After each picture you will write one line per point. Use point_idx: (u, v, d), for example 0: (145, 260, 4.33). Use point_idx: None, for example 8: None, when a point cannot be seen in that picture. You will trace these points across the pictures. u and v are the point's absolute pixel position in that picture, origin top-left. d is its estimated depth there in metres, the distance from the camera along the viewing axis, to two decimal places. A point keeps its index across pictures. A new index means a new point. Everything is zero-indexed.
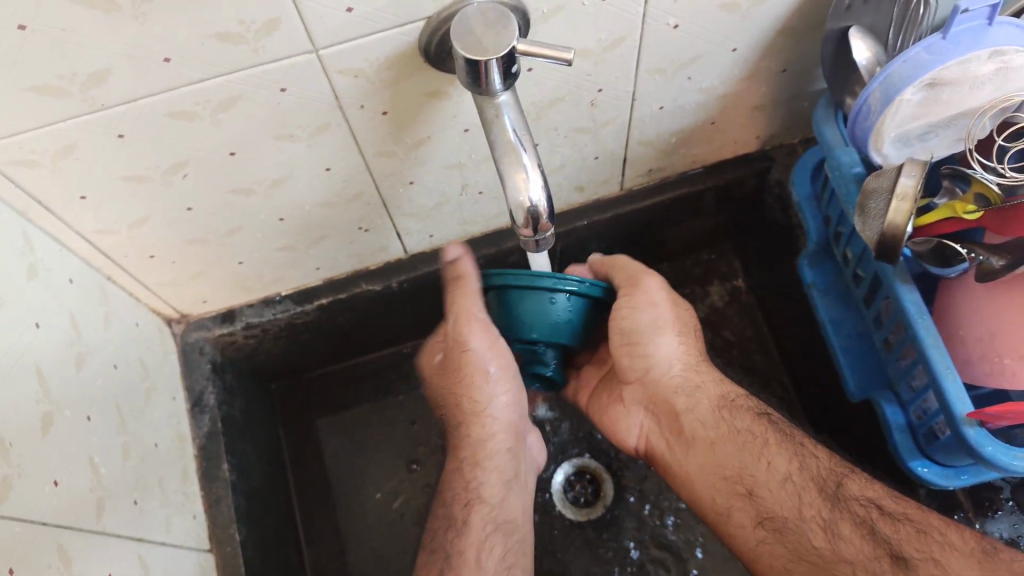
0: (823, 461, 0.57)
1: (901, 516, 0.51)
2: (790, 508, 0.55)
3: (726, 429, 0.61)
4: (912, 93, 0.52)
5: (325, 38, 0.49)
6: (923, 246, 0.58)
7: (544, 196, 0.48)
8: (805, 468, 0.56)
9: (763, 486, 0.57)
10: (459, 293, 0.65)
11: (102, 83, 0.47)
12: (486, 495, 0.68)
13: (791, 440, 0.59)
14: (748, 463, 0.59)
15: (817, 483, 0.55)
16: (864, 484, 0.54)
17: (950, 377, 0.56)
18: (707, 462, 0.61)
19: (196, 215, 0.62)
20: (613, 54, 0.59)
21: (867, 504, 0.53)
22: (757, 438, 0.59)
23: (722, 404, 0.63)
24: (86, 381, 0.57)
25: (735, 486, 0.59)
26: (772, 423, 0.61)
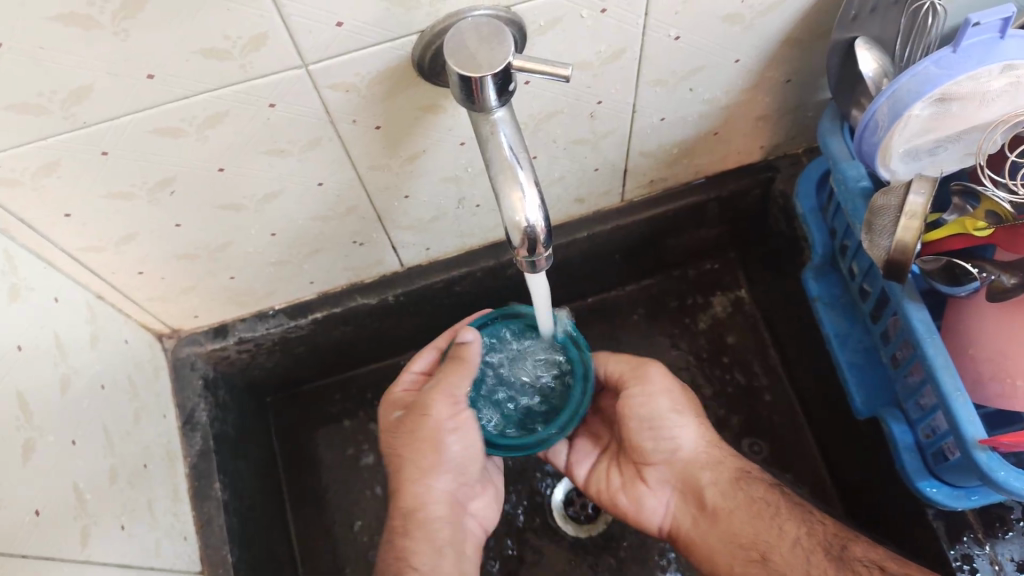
0: (832, 529, 0.60)
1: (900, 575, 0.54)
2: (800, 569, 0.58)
3: (741, 496, 0.63)
4: (921, 109, 0.51)
5: (314, 53, 0.47)
6: (932, 264, 0.57)
7: (541, 217, 0.47)
8: (809, 534, 0.59)
9: (773, 549, 0.60)
10: (451, 374, 0.61)
11: (82, 101, 0.46)
12: (416, 562, 0.61)
13: (803, 512, 0.62)
14: (757, 525, 0.61)
15: (827, 548, 0.58)
16: (869, 548, 0.57)
17: (961, 398, 0.54)
18: (731, 528, 0.62)
19: (185, 231, 0.60)
20: (612, 67, 0.57)
21: (870, 565, 0.55)
22: (773, 505, 0.62)
23: (741, 472, 0.65)
24: (71, 403, 0.56)
25: (750, 552, 0.61)
26: (785, 495, 0.63)
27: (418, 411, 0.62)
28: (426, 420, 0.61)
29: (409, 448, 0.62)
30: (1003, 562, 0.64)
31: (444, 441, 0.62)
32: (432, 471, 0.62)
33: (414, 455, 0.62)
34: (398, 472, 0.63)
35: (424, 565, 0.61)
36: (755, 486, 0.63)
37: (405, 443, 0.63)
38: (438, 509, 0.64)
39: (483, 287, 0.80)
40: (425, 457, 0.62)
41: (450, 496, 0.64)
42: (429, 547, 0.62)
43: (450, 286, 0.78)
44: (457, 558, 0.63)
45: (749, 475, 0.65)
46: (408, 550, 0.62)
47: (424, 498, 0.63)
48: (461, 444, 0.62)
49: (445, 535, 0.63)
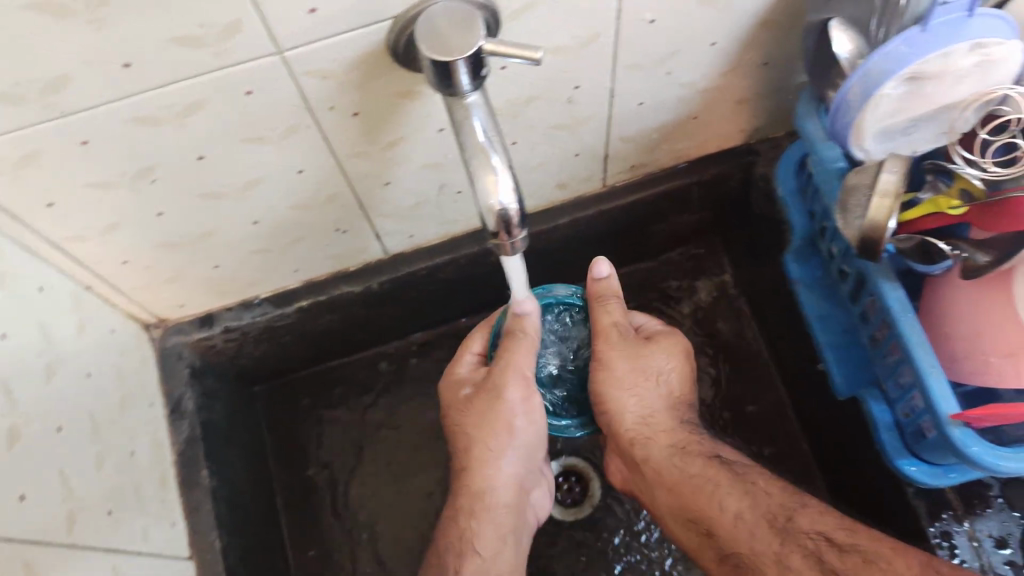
0: (784, 495, 0.59)
1: (851, 546, 0.53)
2: (745, 543, 0.58)
3: (688, 471, 0.64)
4: (892, 88, 0.51)
5: (289, 40, 0.48)
6: (907, 243, 0.58)
7: (515, 199, 0.47)
8: (757, 501, 0.59)
9: (718, 526, 0.60)
10: (519, 351, 0.62)
11: (60, 89, 0.46)
12: (478, 545, 0.66)
13: (761, 483, 0.61)
14: (705, 502, 0.62)
15: (774, 516, 0.58)
16: (817, 512, 0.57)
17: (935, 375, 0.55)
18: (670, 503, 0.65)
19: (168, 219, 0.61)
20: (588, 51, 0.57)
21: (817, 536, 0.55)
22: (732, 476, 0.62)
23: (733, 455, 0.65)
24: (58, 391, 0.57)
25: (698, 525, 0.62)
26: (742, 467, 0.63)
27: (489, 393, 0.64)
28: (499, 406, 0.64)
29: (476, 430, 0.65)
30: (982, 539, 0.64)
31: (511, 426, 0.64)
32: (502, 453, 0.65)
33: (488, 438, 0.65)
34: (469, 453, 0.66)
35: (485, 552, 0.66)
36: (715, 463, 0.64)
37: (476, 426, 0.65)
38: (505, 494, 0.67)
39: (468, 274, 0.80)
40: (492, 440, 0.65)
41: (515, 482, 0.68)
42: (492, 533, 0.67)
43: (435, 273, 0.78)
44: (516, 541, 0.68)
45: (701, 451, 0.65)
46: (471, 533, 0.66)
47: (493, 483, 0.67)
48: (526, 427, 0.65)
49: (509, 519, 0.68)
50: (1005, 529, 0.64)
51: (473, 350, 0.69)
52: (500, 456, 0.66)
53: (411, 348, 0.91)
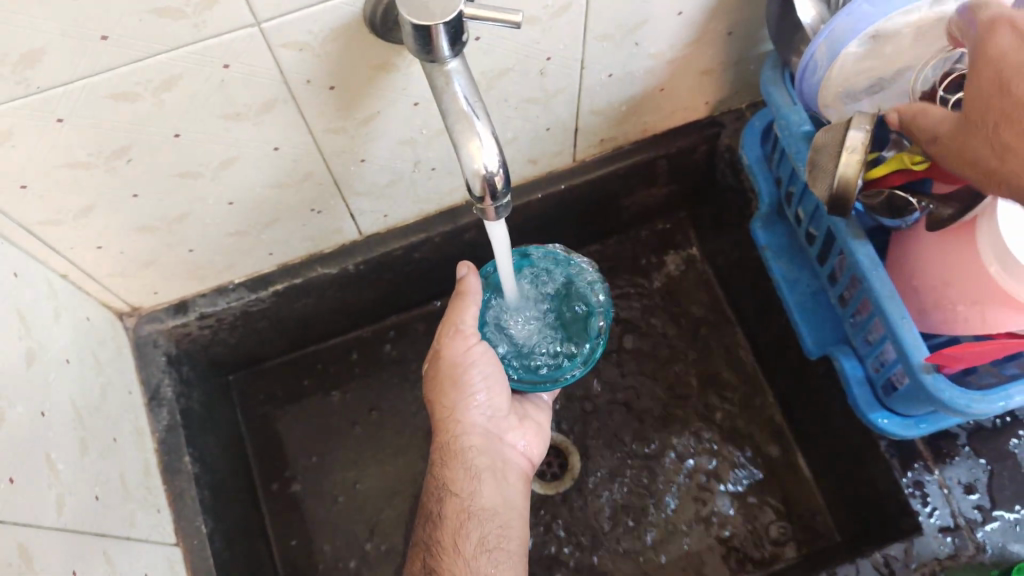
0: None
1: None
2: None
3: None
4: (857, 46, 0.53)
5: (267, 11, 0.48)
6: (876, 198, 0.59)
7: (498, 165, 0.48)
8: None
9: None
10: (458, 309, 0.65)
11: (36, 65, 0.46)
12: (458, 488, 0.63)
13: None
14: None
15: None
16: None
17: (906, 325, 0.57)
18: None
19: (143, 201, 0.60)
20: (560, 22, 0.58)
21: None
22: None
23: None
24: (38, 377, 0.56)
25: None
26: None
27: (437, 352, 0.66)
28: (446, 361, 0.65)
29: (432, 385, 0.66)
30: (952, 486, 0.65)
31: (467, 376, 0.65)
32: (460, 405, 0.65)
33: (443, 390, 0.65)
34: (434, 408, 0.66)
35: (463, 489, 0.63)
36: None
37: (433, 383, 0.66)
38: (476, 437, 0.65)
39: (442, 253, 0.81)
40: (450, 387, 0.65)
41: (485, 427, 0.66)
42: (466, 474, 0.64)
43: (409, 253, 0.79)
44: (498, 481, 0.65)
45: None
46: (447, 477, 0.64)
47: (461, 430, 0.65)
48: (481, 376, 0.65)
49: (484, 459, 0.65)
50: (972, 475, 0.65)
51: (469, 323, 0.65)
52: (461, 405, 0.65)
53: (385, 331, 0.91)
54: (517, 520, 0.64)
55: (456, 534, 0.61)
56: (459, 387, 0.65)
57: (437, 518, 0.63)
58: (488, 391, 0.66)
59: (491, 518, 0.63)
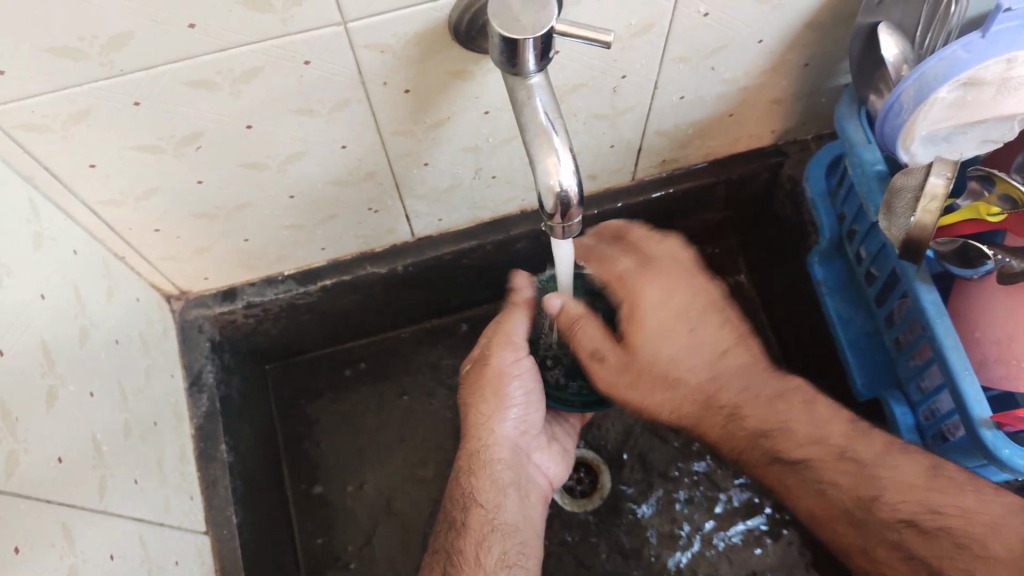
0: (866, 446, 0.58)
1: (935, 530, 0.53)
2: (830, 467, 0.58)
3: (724, 426, 0.61)
4: (947, 92, 0.52)
5: (355, 12, 0.47)
6: (947, 247, 0.58)
7: (575, 182, 0.47)
8: (825, 494, 0.58)
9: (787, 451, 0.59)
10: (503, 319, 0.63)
11: (122, 47, 0.45)
12: (484, 500, 0.63)
13: (822, 446, 0.59)
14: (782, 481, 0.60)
15: (853, 509, 0.57)
16: (899, 485, 0.55)
17: (969, 379, 0.56)
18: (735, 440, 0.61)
19: (206, 188, 0.60)
20: (640, 42, 0.58)
21: (904, 530, 0.54)
22: (784, 432, 0.60)
23: (763, 390, 0.60)
24: (90, 355, 0.56)
25: (772, 463, 0.60)
26: (810, 415, 0.60)
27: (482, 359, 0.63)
28: (489, 369, 0.62)
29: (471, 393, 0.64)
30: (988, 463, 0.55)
31: (505, 389, 0.62)
32: (496, 417, 0.63)
33: (480, 402, 0.63)
34: (466, 418, 0.65)
35: (488, 502, 0.63)
36: (750, 425, 0.60)
37: (469, 393, 0.65)
38: (503, 451, 0.64)
39: (491, 260, 0.80)
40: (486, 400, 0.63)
41: (515, 441, 0.65)
42: (493, 485, 0.64)
43: (459, 258, 0.78)
44: (521, 497, 0.65)
45: (724, 397, 0.60)
46: (473, 488, 0.63)
47: (492, 442, 0.64)
48: (521, 390, 0.63)
49: (508, 474, 0.64)
50: None
51: (519, 335, 0.62)
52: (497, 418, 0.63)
53: (425, 332, 0.90)
54: (535, 537, 0.64)
55: (479, 545, 0.61)
56: (494, 400, 0.62)
57: (459, 526, 0.62)
58: (525, 408, 0.64)
59: (513, 533, 0.63)
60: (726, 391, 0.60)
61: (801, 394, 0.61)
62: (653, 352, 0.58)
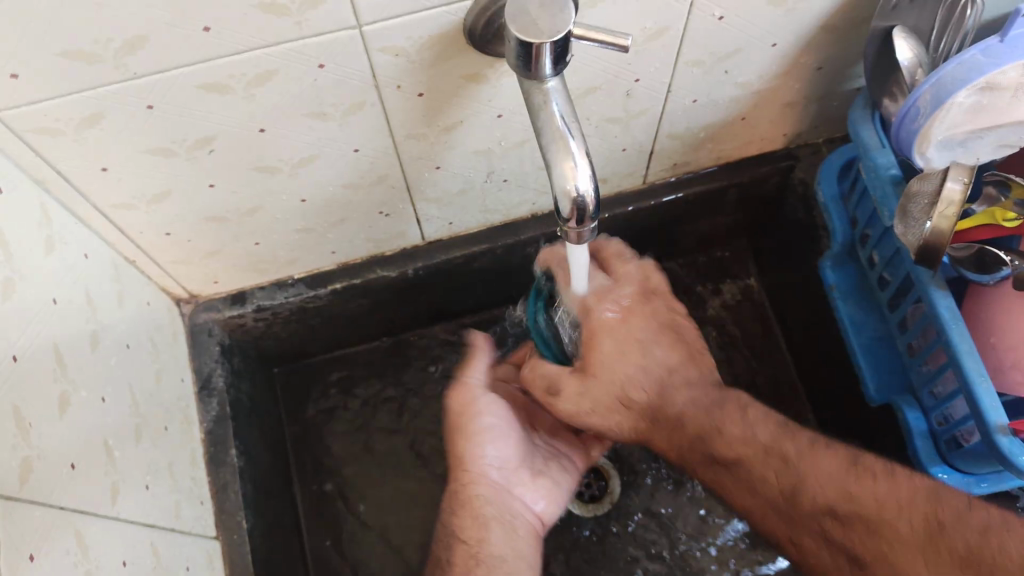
0: (789, 442, 0.56)
1: (849, 517, 0.52)
2: (757, 462, 0.56)
3: (681, 439, 0.59)
4: (965, 97, 0.51)
5: (370, 15, 0.47)
6: (963, 251, 0.59)
7: (592, 187, 0.46)
8: (759, 492, 0.56)
9: (723, 450, 0.57)
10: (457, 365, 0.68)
11: (137, 51, 0.45)
12: (466, 536, 0.62)
13: (753, 442, 0.57)
14: (721, 484, 0.58)
15: (781, 501, 0.55)
16: (819, 475, 0.54)
17: (984, 384, 0.55)
18: (684, 443, 0.59)
19: (218, 192, 0.60)
20: (654, 45, 0.57)
21: (823, 519, 0.53)
22: (718, 435, 0.58)
23: (701, 396, 0.59)
24: (101, 360, 0.56)
25: (706, 461, 0.58)
26: (742, 418, 0.58)
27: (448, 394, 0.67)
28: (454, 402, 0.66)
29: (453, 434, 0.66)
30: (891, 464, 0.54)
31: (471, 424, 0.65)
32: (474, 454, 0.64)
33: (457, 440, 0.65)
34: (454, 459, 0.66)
35: (471, 538, 0.62)
36: (688, 430, 0.59)
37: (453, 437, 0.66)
38: (490, 487, 0.64)
39: (501, 264, 0.80)
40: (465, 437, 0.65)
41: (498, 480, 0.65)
42: (477, 522, 0.62)
43: (469, 261, 0.78)
44: (507, 530, 0.63)
45: (668, 410, 0.59)
46: (455, 526, 0.63)
47: (479, 479, 0.64)
48: (491, 426, 0.65)
49: (494, 509, 0.63)
50: None
51: (474, 376, 0.67)
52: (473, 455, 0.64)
53: (434, 336, 0.90)
54: (527, 570, 0.61)
55: None
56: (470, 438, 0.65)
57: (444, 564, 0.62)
58: (495, 443, 0.65)
59: (500, 564, 0.60)
60: (671, 399, 0.59)
61: (746, 401, 0.59)
62: (605, 379, 0.59)
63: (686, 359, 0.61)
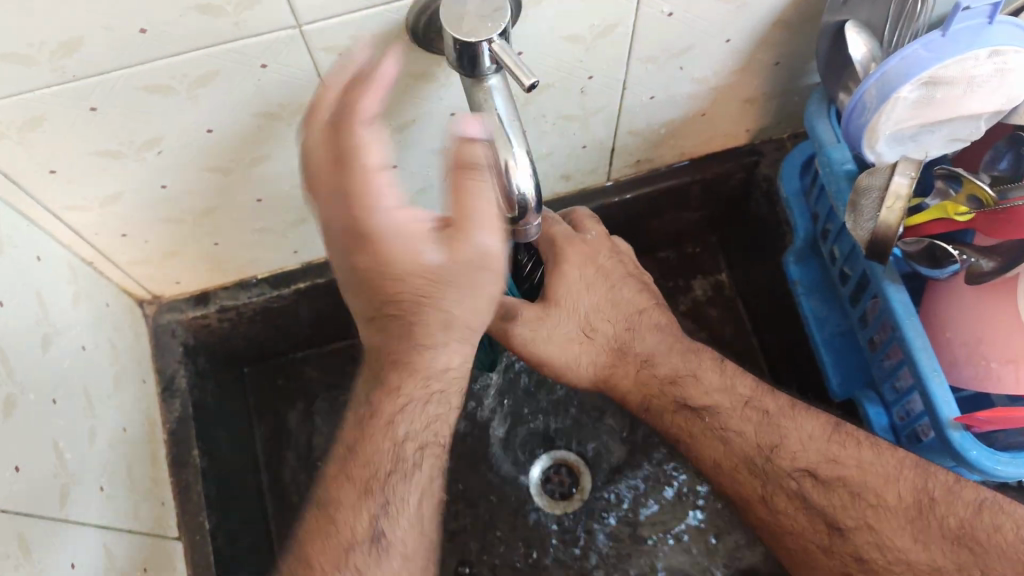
0: (769, 398, 0.62)
1: (832, 479, 0.59)
2: (738, 423, 0.61)
3: (646, 381, 0.63)
4: (909, 92, 0.51)
5: (309, 15, 0.47)
6: (914, 246, 0.58)
7: (532, 186, 0.47)
8: (729, 443, 0.61)
9: (696, 398, 0.62)
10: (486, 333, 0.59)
11: (73, 53, 0.45)
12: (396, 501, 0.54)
13: (731, 393, 0.62)
14: (684, 431, 0.63)
15: (756, 457, 0.61)
16: (801, 436, 0.60)
17: (937, 379, 0.55)
18: (658, 385, 0.63)
19: (171, 193, 0.60)
20: (604, 42, 0.57)
21: (802, 478, 0.59)
22: (692, 380, 0.63)
23: (674, 342, 0.64)
24: (53, 362, 0.56)
25: (672, 400, 0.63)
26: (719, 369, 0.63)
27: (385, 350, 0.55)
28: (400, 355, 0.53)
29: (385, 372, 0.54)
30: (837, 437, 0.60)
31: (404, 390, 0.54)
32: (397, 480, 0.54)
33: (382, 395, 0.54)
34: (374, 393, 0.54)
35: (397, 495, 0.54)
36: (660, 373, 0.63)
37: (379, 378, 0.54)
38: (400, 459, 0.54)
39: None
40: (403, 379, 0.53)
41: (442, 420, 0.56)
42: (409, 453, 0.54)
43: None
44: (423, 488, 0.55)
45: (638, 345, 0.63)
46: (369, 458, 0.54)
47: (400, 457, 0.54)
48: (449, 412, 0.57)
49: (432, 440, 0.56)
50: None
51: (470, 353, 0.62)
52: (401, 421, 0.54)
53: None
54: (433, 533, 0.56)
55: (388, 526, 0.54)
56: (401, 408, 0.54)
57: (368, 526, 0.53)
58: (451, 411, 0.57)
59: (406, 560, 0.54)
60: (637, 341, 0.63)
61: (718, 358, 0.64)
62: (567, 308, 0.61)
63: (650, 303, 0.65)
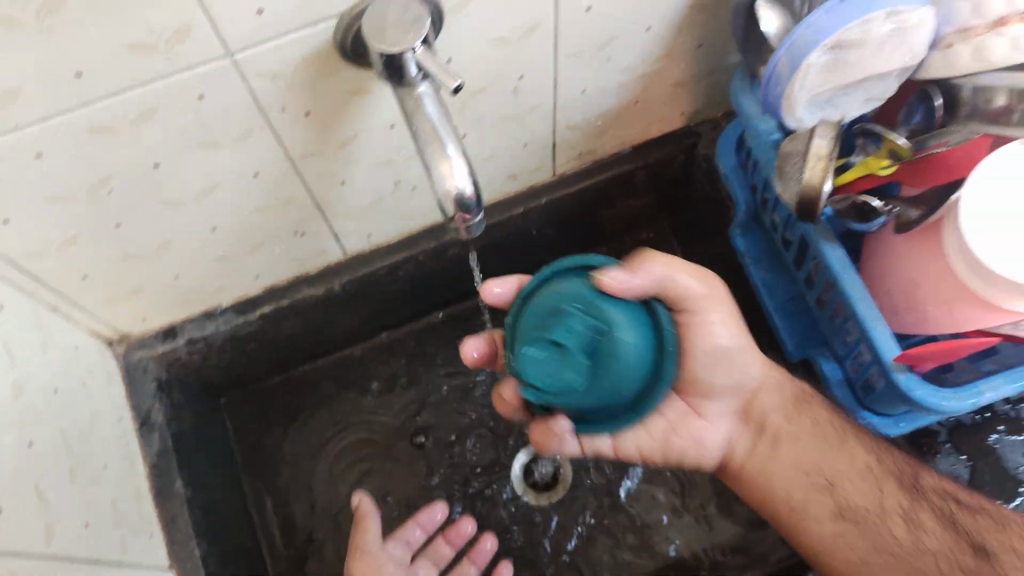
0: (929, 479, 0.62)
1: (975, 530, 0.57)
2: (869, 499, 0.62)
3: (790, 433, 0.66)
4: (818, 58, 0.53)
5: (240, 42, 0.49)
6: (843, 204, 0.60)
7: (470, 182, 0.48)
8: (878, 544, 0.60)
9: (848, 480, 0.63)
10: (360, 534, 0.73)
11: (13, 102, 0.46)
12: None
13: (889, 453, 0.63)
14: (817, 529, 0.63)
15: (890, 551, 0.59)
16: (943, 492, 0.60)
17: (879, 326, 0.58)
18: (794, 461, 0.66)
19: (127, 231, 0.61)
20: (530, 41, 0.59)
21: (947, 508, 0.59)
22: (844, 487, 0.63)
23: (790, 402, 0.67)
24: (25, 406, 0.57)
25: (817, 478, 0.64)
26: (854, 458, 0.63)
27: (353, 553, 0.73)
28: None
29: None
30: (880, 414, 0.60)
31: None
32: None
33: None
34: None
35: None
36: (783, 434, 0.66)
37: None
38: None
39: (426, 269, 0.82)
40: None
41: None
42: None
43: (394, 271, 0.80)
44: None
45: (773, 424, 0.67)
46: None
47: None
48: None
49: None
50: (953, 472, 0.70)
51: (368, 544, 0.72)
52: None
53: (377, 348, 0.92)
54: None
55: None
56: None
57: None
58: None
59: None
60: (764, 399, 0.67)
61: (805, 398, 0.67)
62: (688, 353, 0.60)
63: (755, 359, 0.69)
